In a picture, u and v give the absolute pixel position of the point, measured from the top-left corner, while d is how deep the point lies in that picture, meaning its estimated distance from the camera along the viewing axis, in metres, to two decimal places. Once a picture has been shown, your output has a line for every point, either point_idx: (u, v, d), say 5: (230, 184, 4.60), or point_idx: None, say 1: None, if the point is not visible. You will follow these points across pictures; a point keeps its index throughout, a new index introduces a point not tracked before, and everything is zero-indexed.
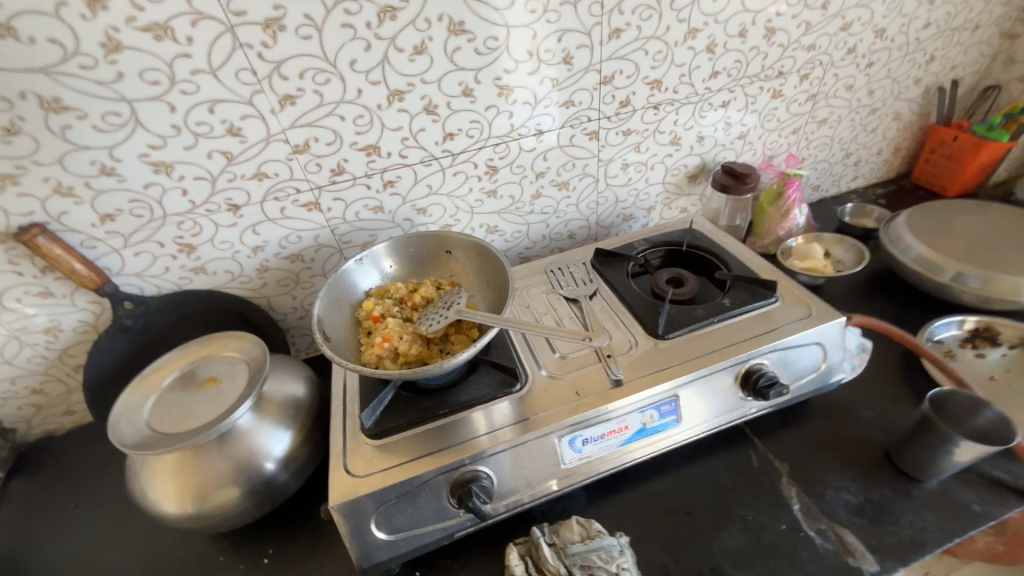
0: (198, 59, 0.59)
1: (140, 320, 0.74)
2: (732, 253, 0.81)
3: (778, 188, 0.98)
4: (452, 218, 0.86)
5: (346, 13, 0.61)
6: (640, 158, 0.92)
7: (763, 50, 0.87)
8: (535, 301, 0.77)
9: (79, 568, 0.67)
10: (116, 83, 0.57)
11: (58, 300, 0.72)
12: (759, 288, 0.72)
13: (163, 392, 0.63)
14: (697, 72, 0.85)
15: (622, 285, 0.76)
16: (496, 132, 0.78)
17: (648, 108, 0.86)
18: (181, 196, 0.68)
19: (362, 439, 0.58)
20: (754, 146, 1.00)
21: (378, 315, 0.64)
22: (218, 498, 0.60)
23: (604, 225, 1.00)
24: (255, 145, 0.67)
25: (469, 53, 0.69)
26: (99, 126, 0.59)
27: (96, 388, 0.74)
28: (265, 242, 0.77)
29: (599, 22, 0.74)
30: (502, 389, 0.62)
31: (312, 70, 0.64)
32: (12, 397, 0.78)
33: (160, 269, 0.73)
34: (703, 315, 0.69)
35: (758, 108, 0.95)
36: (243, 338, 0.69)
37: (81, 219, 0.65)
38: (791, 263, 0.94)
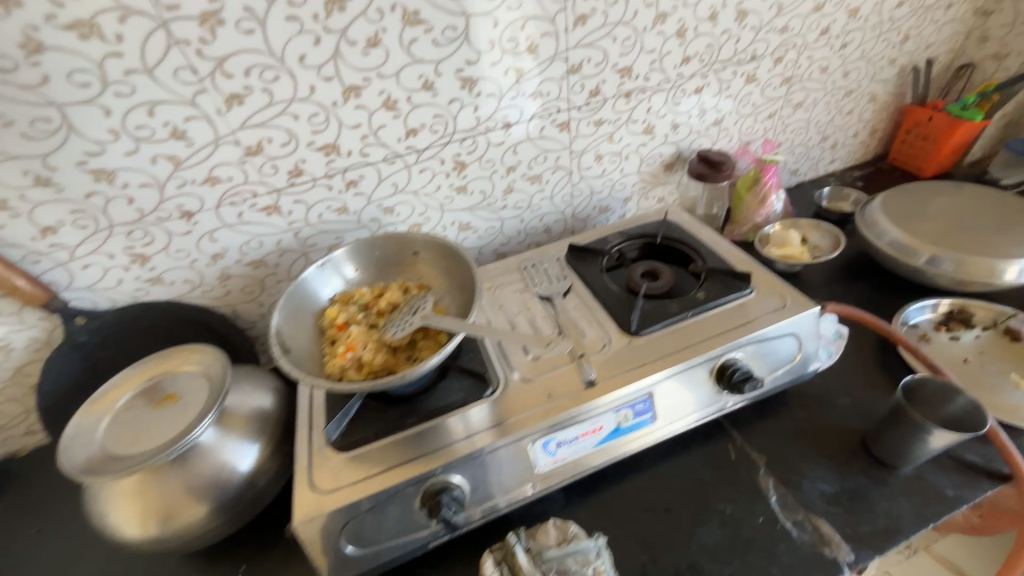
0: (131, 58, 0.55)
1: (95, 336, 0.71)
2: (707, 245, 0.80)
3: (754, 175, 0.96)
4: (421, 217, 0.82)
5: (290, 5, 0.58)
6: (614, 149, 0.90)
7: (735, 33, 0.85)
8: (508, 301, 0.74)
9: None
10: (42, 86, 0.53)
11: (3, 318, 0.68)
12: (734, 279, 0.71)
13: (119, 412, 0.60)
14: (668, 57, 0.82)
15: (596, 281, 0.74)
16: (462, 126, 0.75)
17: (619, 97, 0.83)
18: (127, 205, 0.64)
19: (328, 453, 0.56)
20: (731, 132, 0.98)
21: (342, 323, 0.62)
22: (181, 520, 0.57)
23: (581, 217, 0.97)
24: (204, 148, 0.63)
25: (427, 44, 0.66)
26: (28, 133, 0.56)
27: (51, 409, 0.71)
28: (224, 249, 0.73)
29: (562, 8, 0.71)
30: (472, 394, 0.60)
31: (258, 67, 0.60)
32: None
33: (113, 281, 0.70)
34: (678, 309, 0.68)
35: (733, 93, 0.93)
36: (203, 351, 0.67)
37: (20, 233, 0.62)
38: (769, 251, 0.93)
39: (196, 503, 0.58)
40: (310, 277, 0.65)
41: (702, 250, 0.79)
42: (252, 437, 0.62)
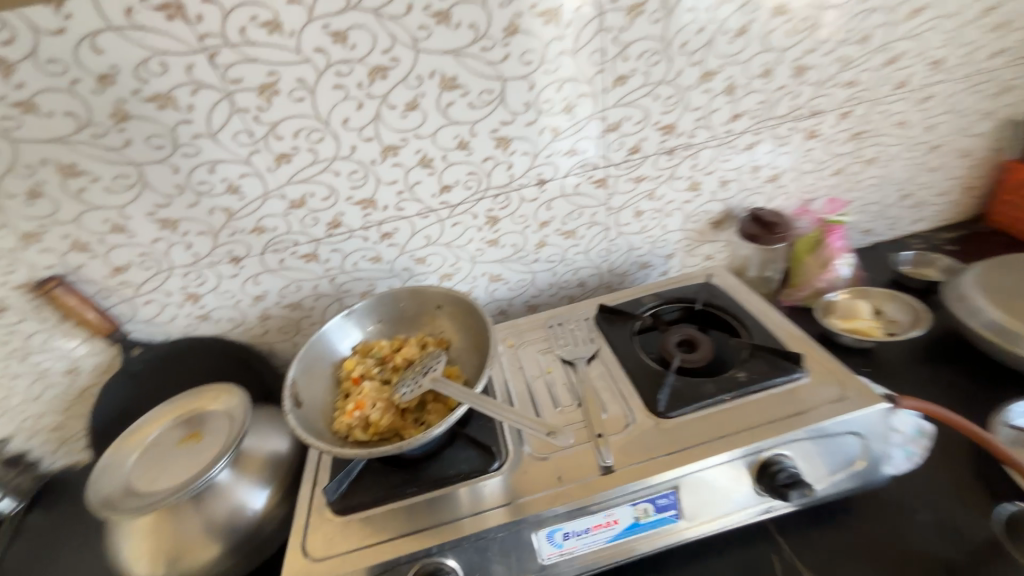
0: (198, 124, 0.61)
1: (147, 364, 0.77)
2: (754, 316, 0.72)
3: (817, 236, 0.88)
4: (452, 268, 0.83)
5: (338, 75, 0.62)
6: (655, 205, 0.86)
7: (792, 89, 0.80)
8: (528, 362, 0.71)
9: None
10: (125, 149, 0.61)
11: (76, 344, 0.76)
12: (783, 359, 0.63)
13: (150, 448, 0.64)
14: (716, 114, 0.79)
15: (624, 348, 0.69)
16: (496, 182, 0.76)
17: (661, 154, 0.80)
18: (185, 250, 0.70)
19: (326, 514, 0.55)
20: (789, 189, 0.90)
21: (356, 377, 0.64)
22: (185, 564, 0.57)
23: (618, 272, 0.92)
24: (254, 201, 0.69)
25: (463, 107, 0.68)
26: (110, 187, 0.63)
27: (103, 429, 0.77)
28: (265, 291, 0.77)
29: (601, 70, 0.70)
30: (477, 466, 0.56)
31: (305, 130, 0.65)
32: (36, 432, 0.82)
33: (168, 317, 0.76)
34: (714, 391, 0.60)
35: (791, 149, 0.86)
36: (228, 390, 0.69)
37: (96, 272, 0.69)
38: (833, 322, 0.83)
39: (199, 549, 0.58)
40: (333, 328, 0.67)
41: (747, 322, 0.71)
42: (260, 483, 0.62)
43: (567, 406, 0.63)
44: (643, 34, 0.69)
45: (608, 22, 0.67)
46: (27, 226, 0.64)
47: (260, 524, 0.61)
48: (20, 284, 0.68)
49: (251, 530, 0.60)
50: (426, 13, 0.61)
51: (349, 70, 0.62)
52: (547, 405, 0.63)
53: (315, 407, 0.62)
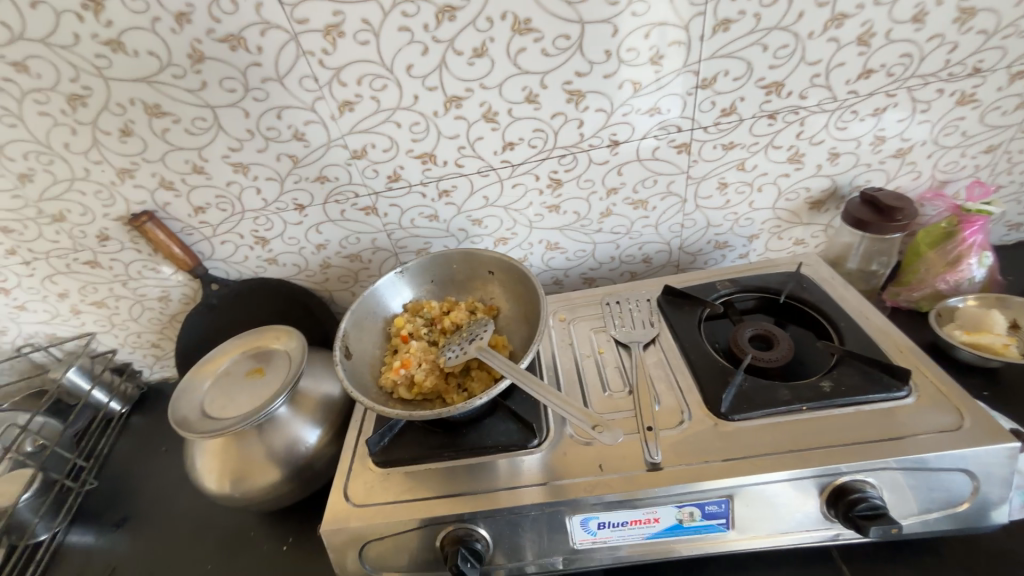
0: (267, 67, 0.61)
1: (223, 300, 0.83)
2: (849, 317, 0.62)
3: (947, 226, 0.73)
4: (509, 232, 0.79)
5: (403, 15, 0.58)
6: (743, 177, 0.75)
7: (951, 40, 0.63)
8: (580, 339, 0.67)
9: (157, 507, 0.80)
10: (201, 90, 0.62)
11: (166, 274, 0.83)
12: (882, 373, 0.53)
13: (221, 378, 0.70)
14: (838, 70, 0.65)
15: (687, 337, 0.62)
16: (563, 142, 0.69)
17: (760, 117, 0.69)
18: (255, 195, 0.73)
19: (368, 463, 0.57)
20: (919, 168, 0.75)
21: (405, 335, 0.64)
22: (247, 485, 0.63)
23: (689, 251, 0.84)
24: (318, 150, 0.68)
25: (535, 55, 0.61)
26: (190, 129, 0.66)
27: (188, 352, 0.86)
28: (327, 240, 0.79)
29: (700, 13, 0.60)
30: (515, 441, 0.55)
31: (369, 76, 0.62)
32: (138, 346, 0.94)
33: (241, 257, 0.80)
34: (789, 398, 0.53)
35: (932, 118, 0.70)
36: (288, 333, 0.73)
37: (179, 210, 0.74)
38: (951, 333, 0.69)
39: (257, 474, 0.63)
40: (386, 284, 0.68)
41: (840, 323, 0.61)
42: (312, 423, 0.65)
43: (616, 392, 0.59)
44: None
45: None
46: (122, 162, 0.69)
47: (311, 460, 0.65)
48: (119, 216, 0.75)
49: (302, 465, 0.65)
50: None
51: (415, 9, 0.57)
52: (594, 388, 0.60)
53: (364, 359, 0.63)
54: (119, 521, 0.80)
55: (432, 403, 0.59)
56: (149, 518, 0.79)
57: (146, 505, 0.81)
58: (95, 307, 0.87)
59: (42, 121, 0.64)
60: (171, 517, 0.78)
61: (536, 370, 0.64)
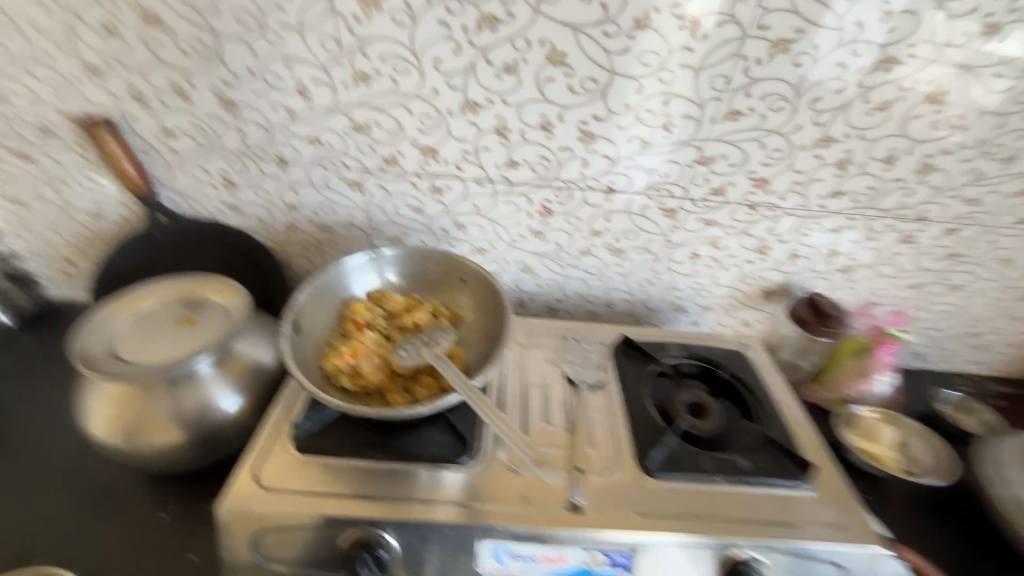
0: (290, 14, 0.58)
1: (167, 234, 0.76)
2: (775, 404, 0.67)
3: (867, 342, 0.80)
4: (488, 244, 0.79)
5: (447, 11, 0.57)
6: (714, 254, 0.81)
7: (909, 186, 0.72)
8: (532, 367, 0.68)
9: (19, 442, 0.70)
10: (211, 14, 0.58)
11: (107, 191, 0.75)
12: (791, 463, 0.58)
13: (143, 319, 0.64)
14: (816, 184, 0.71)
15: (632, 389, 0.65)
16: (564, 175, 0.71)
17: (742, 205, 0.74)
18: (237, 136, 0.68)
19: (288, 446, 0.54)
20: (858, 286, 0.84)
21: (361, 322, 0.62)
22: (142, 442, 0.57)
23: (651, 307, 0.88)
24: (318, 111, 0.65)
25: (560, 87, 0.63)
26: (185, 48, 0.61)
27: (110, 279, 0.78)
28: (300, 203, 0.75)
29: (717, 97, 0.63)
30: (446, 454, 0.54)
31: (394, 56, 0.61)
32: (48, 258, 0.83)
33: (200, 195, 0.74)
34: (709, 467, 0.57)
35: (878, 247, 0.79)
36: (229, 286, 0.68)
37: (145, 127, 0.67)
38: (852, 438, 0.77)
39: (156, 432, 0.57)
40: (354, 265, 0.65)
41: (767, 409, 0.66)
42: (233, 389, 0.61)
43: (555, 427, 0.60)
44: (778, 75, 0.61)
45: (746, 50, 0.59)
46: (93, 59, 0.62)
47: (223, 428, 0.60)
48: (70, 113, 0.66)
49: (211, 431, 0.59)
50: None
51: (460, 9, 0.57)
52: (535, 418, 0.61)
53: (312, 337, 0.60)
54: None
55: (372, 398, 0.57)
56: (6, 452, 0.69)
57: (6, 438, 0.71)
58: (10, 202, 0.77)
59: None
60: (33, 458, 0.69)
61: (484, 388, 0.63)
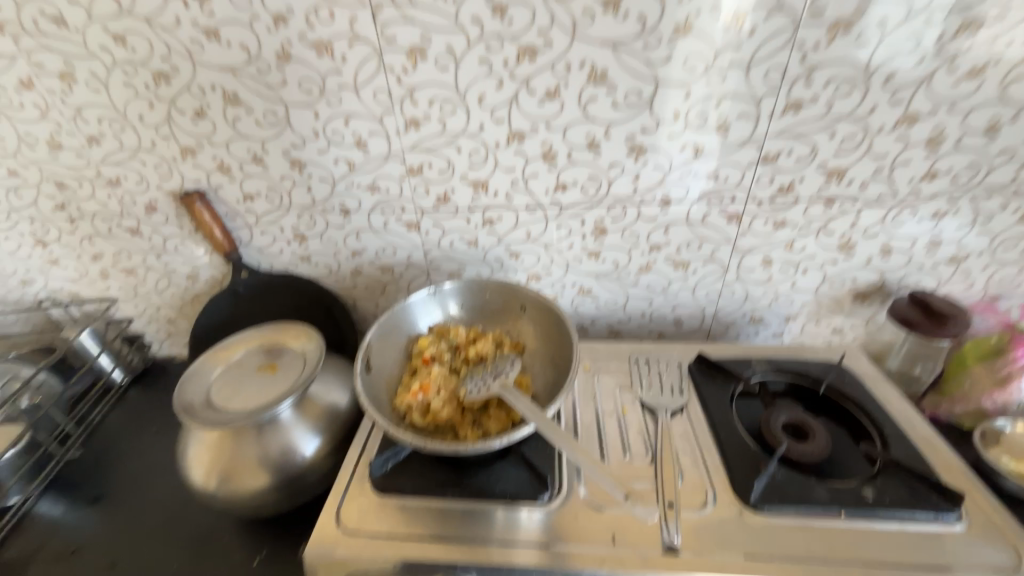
0: (346, 76, 0.63)
1: (250, 288, 0.83)
2: (894, 422, 0.58)
3: (997, 342, 0.70)
4: (544, 270, 0.79)
5: (486, 49, 0.59)
6: (790, 257, 0.74)
7: (1023, 157, 0.62)
8: (603, 393, 0.64)
9: (134, 490, 0.77)
10: (279, 87, 0.64)
11: (200, 255, 0.84)
12: (930, 491, 0.49)
13: (233, 368, 0.68)
14: (903, 168, 0.64)
15: (718, 411, 0.59)
16: (616, 192, 0.70)
17: (817, 201, 0.68)
18: (306, 192, 0.74)
19: (367, 487, 0.54)
20: (972, 277, 0.73)
21: (428, 357, 0.62)
22: (234, 486, 0.60)
23: (722, 320, 0.82)
24: (375, 160, 0.70)
25: (605, 105, 0.62)
26: (260, 121, 0.67)
27: (204, 334, 0.86)
28: (363, 248, 0.79)
29: (774, 91, 0.59)
30: (524, 492, 0.51)
31: (440, 100, 0.63)
32: (154, 319, 0.94)
33: (277, 250, 0.81)
34: (826, 499, 0.49)
35: (993, 230, 0.68)
36: (306, 332, 0.72)
37: (230, 194, 0.75)
38: (999, 458, 0.65)
39: (246, 476, 0.59)
40: (418, 302, 0.67)
41: (884, 427, 0.58)
42: (312, 432, 0.63)
43: (637, 457, 0.55)
44: (842, 58, 0.57)
45: (801, 37, 0.56)
46: (187, 141, 0.70)
47: (305, 470, 0.62)
48: (171, 191, 0.76)
49: (295, 475, 0.61)
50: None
51: (499, 45, 0.59)
52: (613, 448, 0.57)
53: (382, 375, 0.61)
54: (92, 498, 0.77)
55: (444, 434, 0.56)
56: (123, 500, 0.76)
57: (124, 485, 0.78)
58: (124, 274, 0.88)
59: (124, 91, 0.66)
60: (144, 504, 0.74)
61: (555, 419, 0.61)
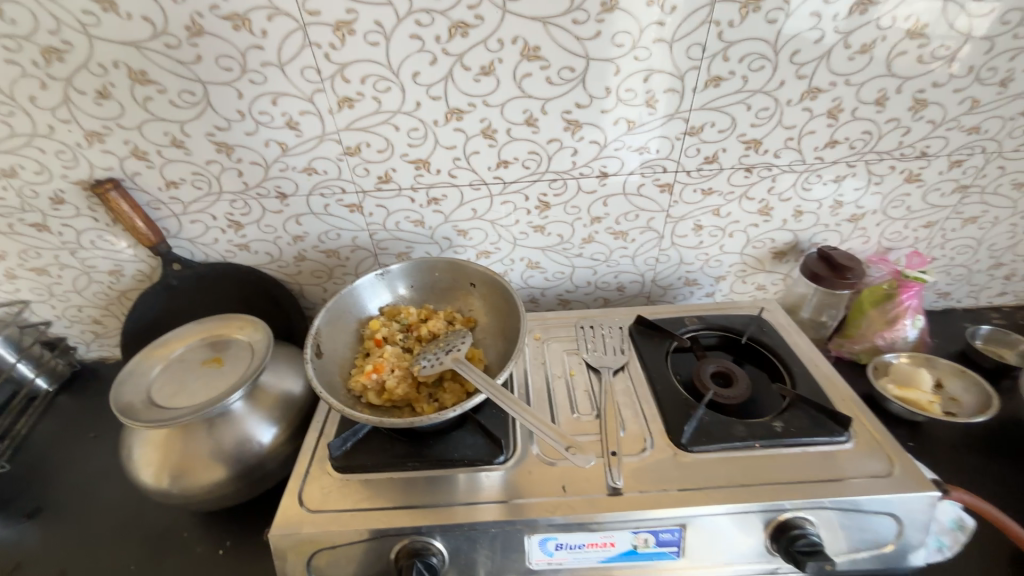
0: (269, 52, 0.59)
1: (184, 281, 0.79)
2: (802, 363, 0.67)
3: (887, 288, 0.81)
4: (492, 246, 0.81)
5: (417, 24, 0.58)
6: (717, 223, 0.81)
7: (905, 124, 0.70)
8: (552, 359, 0.68)
9: (75, 499, 0.73)
10: (194, 64, 0.60)
11: (123, 249, 0.78)
12: (827, 418, 0.58)
13: (174, 364, 0.66)
14: (809, 137, 0.71)
15: (654, 366, 0.65)
16: (556, 167, 0.72)
17: (738, 170, 0.74)
18: (236, 177, 0.70)
19: (328, 468, 0.55)
20: (869, 233, 0.83)
21: (380, 339, 0.63)
22: (190, 481, 0.59)
23: (661, 284, 0.89)
24: (310, 141, 0.67)
25: (539, 81, 0.63)
26: (175, 101, 0.63)
27: (137, 333, 0.81)
28: (305, 233, 0.77)
29: (695, 66, 0.63)
30: (482, 456, 0.55)
31: (373, 77, 0.62)
32: (77, 321, 0.88)
33: (210, 239, 0.77)
34: (744, 434, 0.56)
35: (883, 191, 0.78)
36: (252, 322, 0.70)
37: (150, 182, 0.70)
38: (886, 387, 0.76)
39: (202, 471, 0.59)
40: (366, 285, 0.67)
41: (793, 368, 0.66)
42: (269, 421, 0.63)
43: (584, 414, 0.60)
44: (754, 34, 0.61)
45: (717, 15, 0.59)
46: (92, 125, 0.64)
47: (264, 458, 0.62)
48: (79, 180, 0.70)
49: (252, 464, 0.61)
50: None
51: (430, 20, 0.58)
52: (563, 409, 0.61)
53: (334, 359, 0.62)
54: (28, 513, 0.72)
55: (401, 410, 0.58)
56: (65, 510, 0.72)
57: (63, 496, 0.74)
58: (34, 273, 0.81)
59: (6, 69, 0.59)
60: (90, 512, 0.71)
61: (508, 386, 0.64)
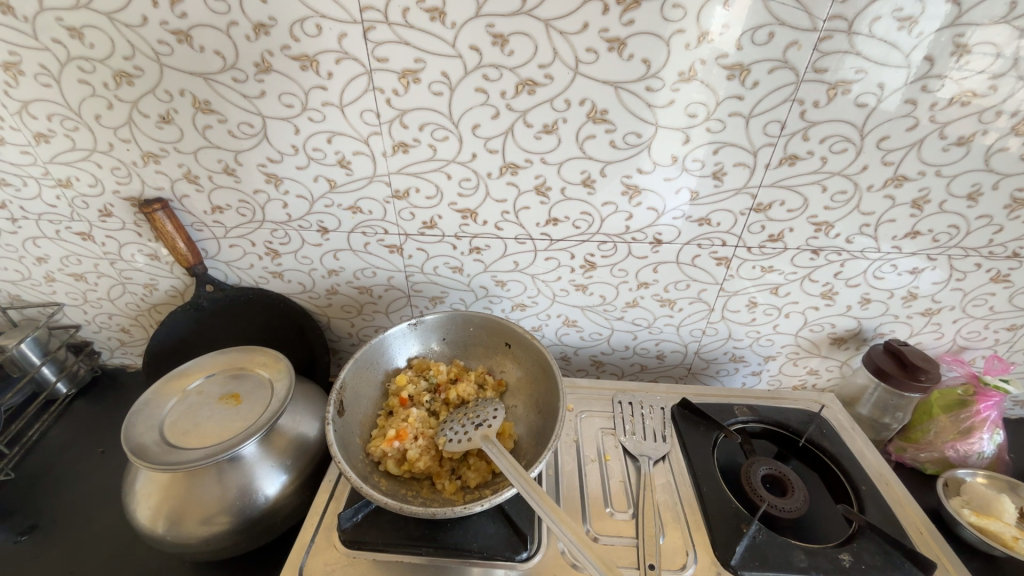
0: (331, 93, 0.58)
1: (215, 303, 0.78)
2: (870, 480, 0.60)
3: (962, 393, 0.72)
4: (530, 299, 0.77)
5: (484, 78, 0.56)
6: (773, 301, 0.75)
7: (998, 223, 0.64)
8: (586, 440, 0.63)
9: (73, 521, 0.70)
10: (257, 98, 0.59)
11: (161, 264, 0.78)
12: (904, 558, 0.50)
13: (190, 400, 0.63)
14: (887, 225, 0.65)
15: (700, 460, 0.60)
16: (608, 229, 0.68)
17: (804, 251, 0.69)
18: (280, 208, 0.69)
19: (335, 541, 0.52)
20: (942, 329, 0.76)
21: (406, 398, 0.62)
22: (193, 530, 0.55)
23: (704, 357, 0.83)
24: (359, 180, 0.66)
25: (603, 144, 0.60)
26: (233, 131, 0.62)
27: (160, 350, 0.80)
28: (341, 268, 0.75)
29: (771, 143, 0.59)
30: (502, 550, 0.50)
31: (432, 125, 0.60)
32: (106, 327, 0.88)
33: (246, 264, 0.76)
34: (805, 565, 0.50)
35: (964, 288, 0.71)
36: (276, 358, 0.68)
37: (196, 205, 0.70)
38: (958, 510, 0.64)
39: (205, 520, 0.55)
40: (397, 336, 0.65)
41: (860, 486, 0.59)
42: (279, 468, 0.58)
43: (619, 512, 0.55)
44: (840, 117, 0.57)
45: (802, 94, 0.55)
46: (150, 146, 0.65)
47: (271, 511, 0.58)
48: (129, 197, 0.70)
49: (258, 516, 0.57)
50: (601, 36, 0.53)
51: (498, 75, 0.56)
52: (595, 502, 0.56)
53: (357, 417, 0.59)
54: (20, 530, 0.69)
55: (420, 483, 0.56)
56: (59, 534, 0.69)
57: (61, 514, 0.71)
58: (72, 279, 0.81)
59: (78, 88, 0.60)
60: (83, 540, 0.68)
61: (536, 480, 0.58)
